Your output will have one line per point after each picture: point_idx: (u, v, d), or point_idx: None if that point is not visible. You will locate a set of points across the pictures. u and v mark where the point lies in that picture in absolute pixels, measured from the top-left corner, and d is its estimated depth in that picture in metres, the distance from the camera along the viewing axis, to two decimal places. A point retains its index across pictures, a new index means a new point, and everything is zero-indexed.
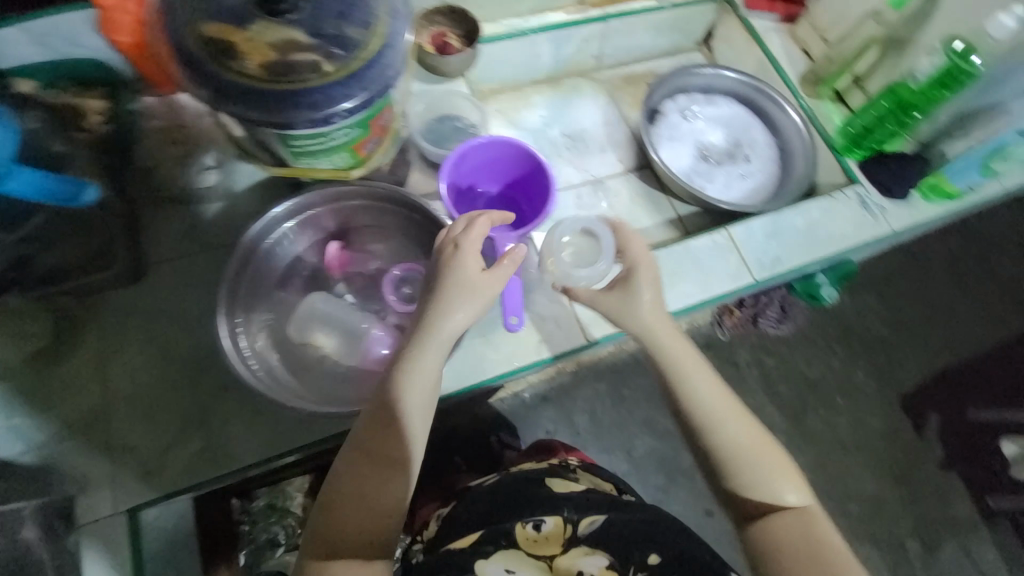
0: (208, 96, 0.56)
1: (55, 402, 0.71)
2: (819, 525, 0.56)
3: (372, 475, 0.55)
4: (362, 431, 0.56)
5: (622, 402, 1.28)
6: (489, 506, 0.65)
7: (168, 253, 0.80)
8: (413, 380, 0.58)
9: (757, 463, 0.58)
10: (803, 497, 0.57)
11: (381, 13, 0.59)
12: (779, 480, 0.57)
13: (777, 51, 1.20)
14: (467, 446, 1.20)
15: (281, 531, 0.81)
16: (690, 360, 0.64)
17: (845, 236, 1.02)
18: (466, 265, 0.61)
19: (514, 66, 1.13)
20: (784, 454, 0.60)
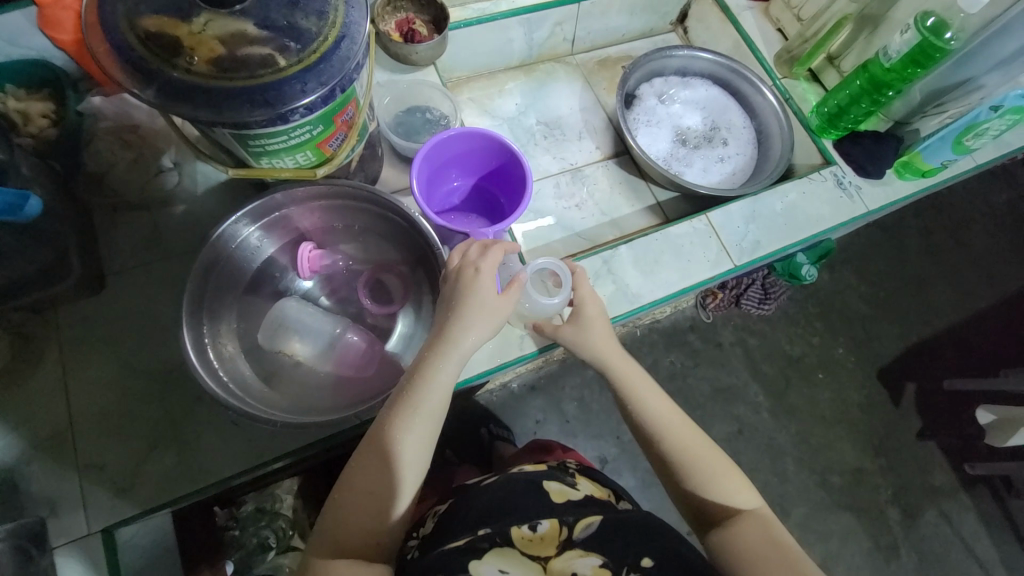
0: (153, 96, 0.52)
1: (18, 421, 0.67)
2: (773, 528, 0.57)
3: (382, 481, 0.54)
4: (374, 437, 0.56)
5: (609, 388, 1.29)
6: (486, 508, 0.63)
7: (129, 260, 0.76)
8: (427, 397, 0.56)
9: (709, 471, 0.60)
10: (756, 507, 0.59)
11: (336, 1, 0.56)
12: (730, 491, 0.59)
13: (751, 30, 1.19)
14: (457, 440, 1.20)
15: (272, 534, 0.87)
16: (645, 378, 0.65)
17: (823, 217, 1.02)
18: (487, 284, 0.59)
19: (486, 52, 1.10)
20: (737, 465, 0.61)
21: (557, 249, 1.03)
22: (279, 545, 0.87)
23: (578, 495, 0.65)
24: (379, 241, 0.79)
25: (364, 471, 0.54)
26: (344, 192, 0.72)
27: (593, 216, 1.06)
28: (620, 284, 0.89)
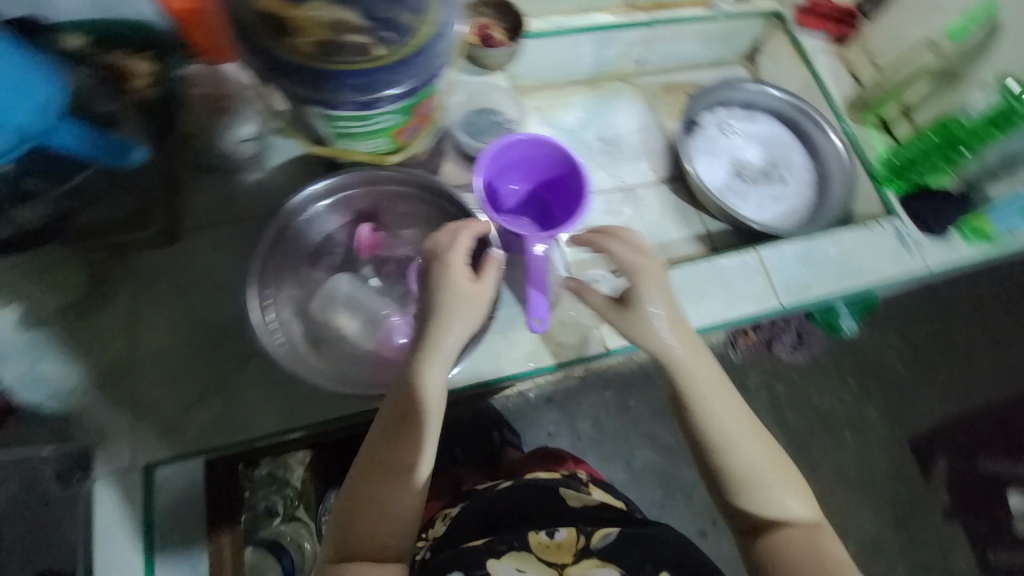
0: (261, 68, 0.57)
1: (85, 352, 0.73)
2: (824, 537, 0.59)
3: (384, 485, 0.58)
4: (371, 451, 0.59)
5: (627, 412, 1.28)
6: (502, 516, 0.65)
7: (201, 218, 0.81)
8: (415, 403, 0.59)
9: (767, 477, 0.60)
10: (810, 509, 0.60)
11: (434, 0, 0.59)
12: (789, 492, 0.60)
13: (824, 71, 1.18)
14: (468, 439, 1.19)
15: (279, 501, 0.94)
16: (704, 365, 0.64)
17: (878, 270, 1.00)
18: (457, 276, 0.61)
19: (556, 64, 1.12)
20: (790, 467, 0.62)
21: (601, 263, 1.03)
22: (284, 512, 0.94)
23: (595, 502, 0.67)
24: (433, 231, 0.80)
25: (366, 483, 0.57)
26: (410, 179, 0.77)
27: (640, 236, 1.07)
28: None
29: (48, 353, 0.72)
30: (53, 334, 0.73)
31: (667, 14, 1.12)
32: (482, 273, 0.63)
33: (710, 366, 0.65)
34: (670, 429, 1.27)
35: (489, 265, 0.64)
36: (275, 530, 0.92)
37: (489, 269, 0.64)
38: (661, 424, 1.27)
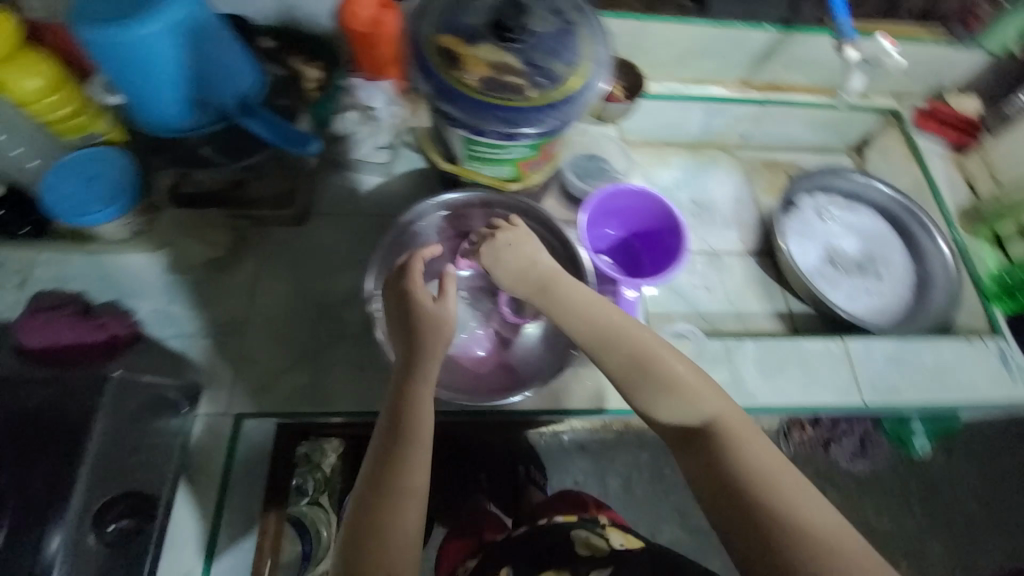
0: (428, 90, 0.65)
1: (209, 304, 0.83)
2: (732, 421, 0.59)
3: (383, 512, 0.55)
4: (365, 479, 0.58)
5: (661, 478, 1.24)
6: (515, 552, 0.77)
7: (327, 208, 0.92)
8: (400, 428, 0.59)
9: (657, 378, 0.62)
10: (711, 397, 0.61)
11: (586, 59, 0.66)
12: (693, 389, 0.61)
13: (939, 175, 1.16)
14: (496, 466, 1.18)
15: (310, 483, 0.97)
16: (582, 295, 0.67)
17: (976, 388, 0.94)
18: (419, 301, 0.66)
19: (663, 126, 1.17)
20: (687, 368, 0.62)
21: (676, 319, 1.03)
22: (311, 494, 0.98)
23: (605, 548, 0.75)
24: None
25: (361, 512, 0.56)
26: (534, 213, 0.81)
27: (720, 303, 1.07)
28: (737, 376, 0.88)
29: (182, 297, 0.83)
30: (191, 281, 0.84)
31: (781, 96, 1.15)
32: (441, 295, 0.67)
33: (595, 298, 0.67)
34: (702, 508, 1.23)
35: (447, 281, 0.67)
36: (299, 509, 0.96)
37: (449, 286, 0.67)
38: (693, 501, 1.23)
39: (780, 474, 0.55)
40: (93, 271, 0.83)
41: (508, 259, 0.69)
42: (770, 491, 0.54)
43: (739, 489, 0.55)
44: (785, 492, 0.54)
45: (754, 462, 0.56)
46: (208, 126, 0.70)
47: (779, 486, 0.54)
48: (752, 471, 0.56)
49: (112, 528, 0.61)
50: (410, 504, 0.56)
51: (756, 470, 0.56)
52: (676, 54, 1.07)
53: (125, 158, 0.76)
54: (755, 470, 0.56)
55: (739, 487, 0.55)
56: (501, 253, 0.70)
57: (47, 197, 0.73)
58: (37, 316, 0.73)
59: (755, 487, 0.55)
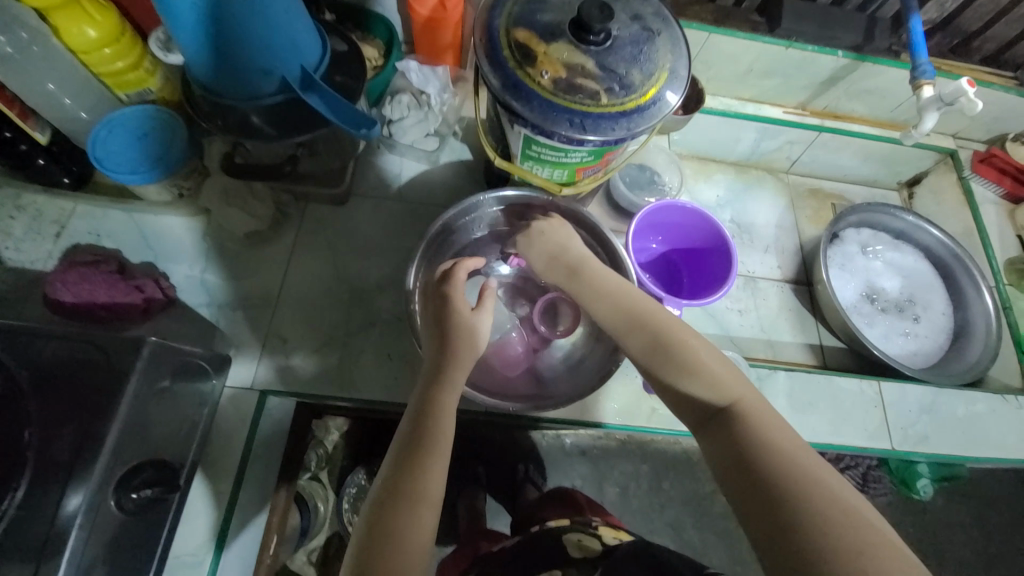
0: (497, 84, 0.62)
1: (242, 275, 0.82)
2: (758, 406, 0.53)
3: (398, 516, 0.50)
4: (384, 482, 0.53)
5: (659, 493, 1.22)
6: (504, 565, 0.68)
7: (369, 190, 0.90)
8: (424, 428, 0.56)
9: (676, 357, 0.58)
10: (732, 379, 0.55)
11: (662, 69, 0.64)
12: (714, 370, 0.56)
13: (989, 224, 1.13)
14: (496, 462, 1.17)
15: (313, 458, 0.96)
16: (608, 283, 0.67)
17: (1006, 446, 0.92)
18: (458, 309, 0.65)
19: (713, 142, 1.14)
20: (708, 351, 0.58)
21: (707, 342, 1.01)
22: (313, 469, 0.97)
23: (598, 549, 0.66)
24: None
25: (376, 513, 0.51)
26: (591, 227, 0.79)
27: (752, 329, 1.04)
28: None
29: (216, 266, 0.82)
30: (227, 251, 0.83)
31: (838, 125, 1.12)
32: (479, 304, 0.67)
33: (621, 288, 0.66)
34: (697, 528, 1.21)
35: (486, 294, 0.68)
36: (300, 484, 0.95)
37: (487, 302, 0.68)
38: (688, 519, 1.21)
39: (809, 464, 0.48)
40: (131, 230, 0.82)
41: (539, 249, 0.73)
42: (792, 477, 0.47)
43: (755, 475, 0.48)
44: (813, 480, 0.46)
45: (778, 447, 0.49)
46: (264, 98, 0.67)
47: (802, 470, 0.47)
48: (774, 451, 0.49)
49: (135, 496, 0.59)
50: (427, 511, 0.51)
51: (780, 455, 0.48)
52: (738, 71, 1.05)
53: (175, 119, 0.76)
54: (775, 454, 0.49)
55: (756, 473, 0.48)
56: (537, 243, 0.73)
57: (94, 151, 0.73)
58: (72, 272, 0.71)
59: (774, 470, 0.48)
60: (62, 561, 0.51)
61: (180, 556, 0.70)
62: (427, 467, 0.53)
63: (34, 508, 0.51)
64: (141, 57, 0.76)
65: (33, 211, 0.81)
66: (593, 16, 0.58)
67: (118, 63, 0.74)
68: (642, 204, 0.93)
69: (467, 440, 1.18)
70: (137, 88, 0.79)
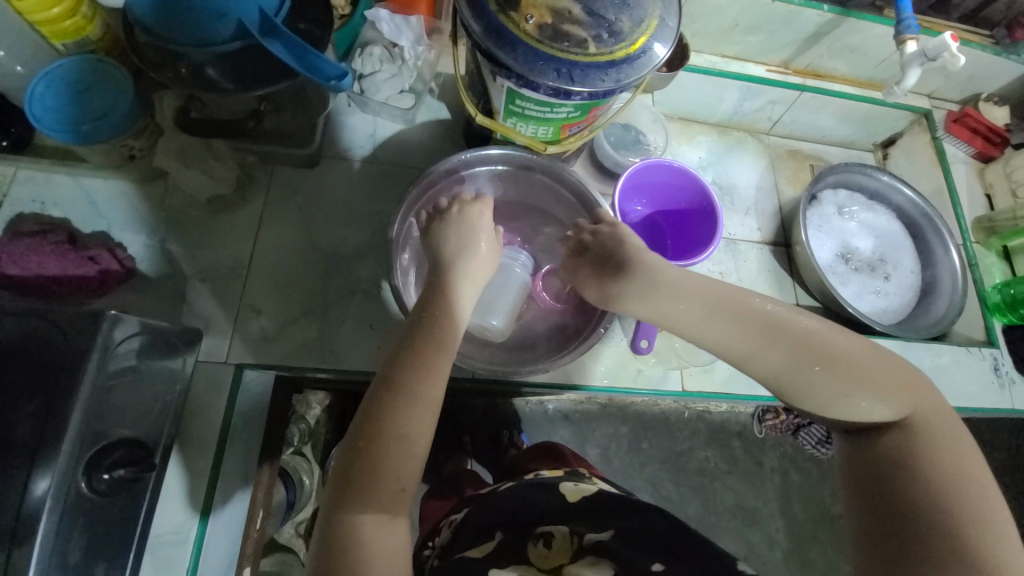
0: (478, 31, 0.58)
1: (207, 245, 0.77)
2: (931, 421, 0.52)
3: (395, 421, 0.50)
4: (378, 390, 0.53)
5: (638, 452, 1.25)
6: (501, 515, 0.66)
7: (341, 152, 0.85)
8: (435, 324, 0.57)
9: (835, 371, 0.54)
10: (908, 391, 0.53)
11: (652, 15, 0.61)
12: (879, 380, 0.53)
13: (960, 183, 1.16)
14: (480, 429, 1.18)
15: (295, 434, 0.94)
16: (717, 292, 0.60)
17: (969, 395, 0.98)
18: (478, 221, 0.67)
19: (696, 102, 1.12)
20: (865, 352, 0.55)
21: None
22: (296, 444, 0.95)
23: (594, 489, 0.68)
24: None
25: (370, 411, 0.51)
26: (581, 193, 0.77)
27: None
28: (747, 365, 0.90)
29: (179, 234, 0.77)
30: (189, 218, 0.77)
31: (820, 84, 1.11)
32: (471, 202, 0.69)
33: (723, 299, 0.59)
34: (676, 482, 1.26)
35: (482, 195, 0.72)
36: (283, 458, 0.93)
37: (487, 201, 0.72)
38: (667, 475, 1.26)
39: (981, 491, 0.49)
40: (78, 196, 0.75)
41: (593, 255, 0.69)
42: (960, 501, 0.48)
43: (925, 502, 0.49)
44: (984, 510, 0.48)
45: (949, 468, 0.50)
46: (219, 45, 0.60)
47: (961, 487, 0.49)
48: (937, 471, 0.50)
49: (107, 477, 0.55)
50: (423, 412, 0.52)
51: (953, 482, 0.49)
52: (723, 25, 1.01)
53: (120, 72, 0.68)
54: (946, 476, 0.49)
55: (921, 498, 0.49)
56: (588, 253, 0.69)
57: (31, 108, 0.65)
58: (17, 243, 0.65)
59: (943, 498, 0.48)
60: (33, 548, 0.48)
61: (162, 536, 0.68)
62: (431, 367, 0.53)
63: None
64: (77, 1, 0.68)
65: None
66: None
67: (52, 8, 0.66)
68: (626, 164, 0.92)
69: (451, 408, 1.18)
70: (74, 38, 0.71)
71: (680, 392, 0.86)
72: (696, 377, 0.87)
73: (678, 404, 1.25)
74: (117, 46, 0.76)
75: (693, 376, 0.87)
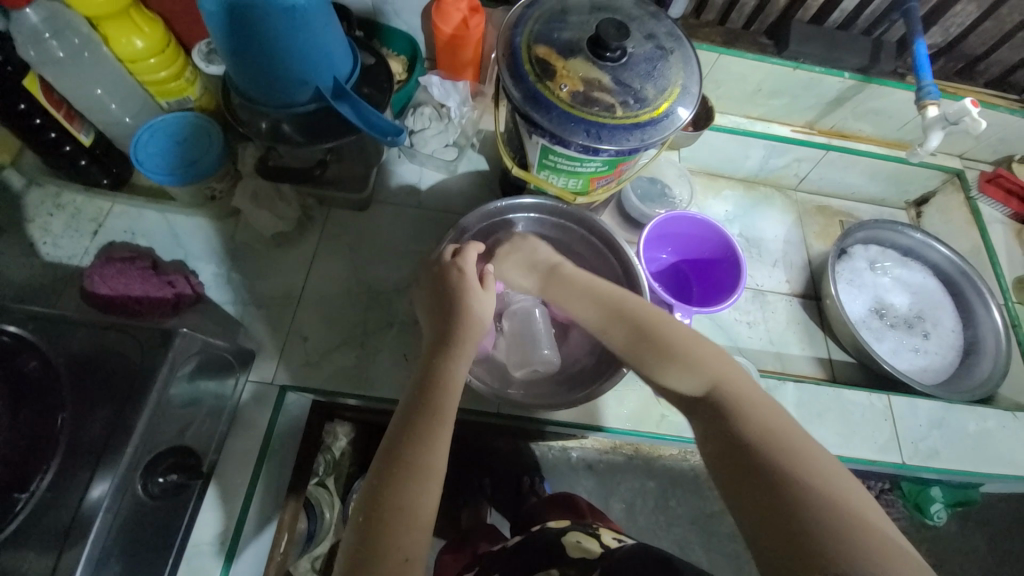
0: (518, 97, 0.66)
1: (264, 276, 0.85)
2: (738, 383, 0.59)
3: (400, 488, 0.53)
4: (385, 459, 0.56)
5: (666, 511, 1.21)
6: (502, 563, 0.71)
7: (389, 197, 0.94)
8: (433, 397, 0.60)
9: (659, 343, 0.64)
10: (714, 359, 0.61)
11: (675, 84, 0.67)
12: (695, 355, 0.61)
13: (999, 244, 1.14)
14: (501, 473, 1.18)
15: (321, 465, 0.98)
16: (580, 277, 0.74)
17: (1017, 463, 0.92)
18: (466, 281, 0.70)
19: (722, 158, 1.17)
20: (683, 331, 0.65)
21: None
22: (322, 474, 0.98)
23: (596, 550, 0.67)
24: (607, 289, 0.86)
25: (381, 479, 0.54)
26: (603, 235, 0.82)
27: (761, 341, 1.05)
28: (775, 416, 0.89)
29: (241, 266, 0.85)
30: (252, 251, 0.87)
31: (845, 144, 1.15)
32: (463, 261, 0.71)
33: (586, 286, 0.72)
34: (706, 546, 1.20)
35: (466, 248, 0.73)
36: (309, 489, 0.96)
37: (472, 255, 0.72)
38: (696, 538, 1.20)
39: (795, 438, 0.52)
40: (161, 230, 0.86)
41: (514, 262, 0.79)
42: (767, 449, 0.52)
43: (749, 453, 0.52)
44: (797, 456, 0.50)
45: (756, 419, 0.54)
46: (297, 106, 0.72)
47: (776, 440, 0.52)
48: (749, 425, 0.54)
49: (161, 481, 0.61)
50: (428, 479, 0.54)
51: (760, 432, 0.53)
52: (747, 90, 1.08)
53: (212, 127, 0.80)
54: (753, 425, 0.54)
55: (737, 449, 0.53)
56: (511, 258, 0.79)
57: (136, 153, 0.77)
58: (109, 266, 0.74)
59: (760, 446, 0.52)
60: (84, 548, 0.52)
61: (199, 546, 0.72)
62: (434, 435, 0.57)
63: (63, 492, 0.54)
64: (183, 68, 0.82)
65: (71, 209, 0.86)
66: (609, 35, 0.62)
67: (161, 72, 0.80)
68: (652, 214, 0.97)
69: (476, 449, 1.19)
70: (177, 97, 0.85)
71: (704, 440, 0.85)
72: None
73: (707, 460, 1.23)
74: (211, 105, 0.89)
75: None
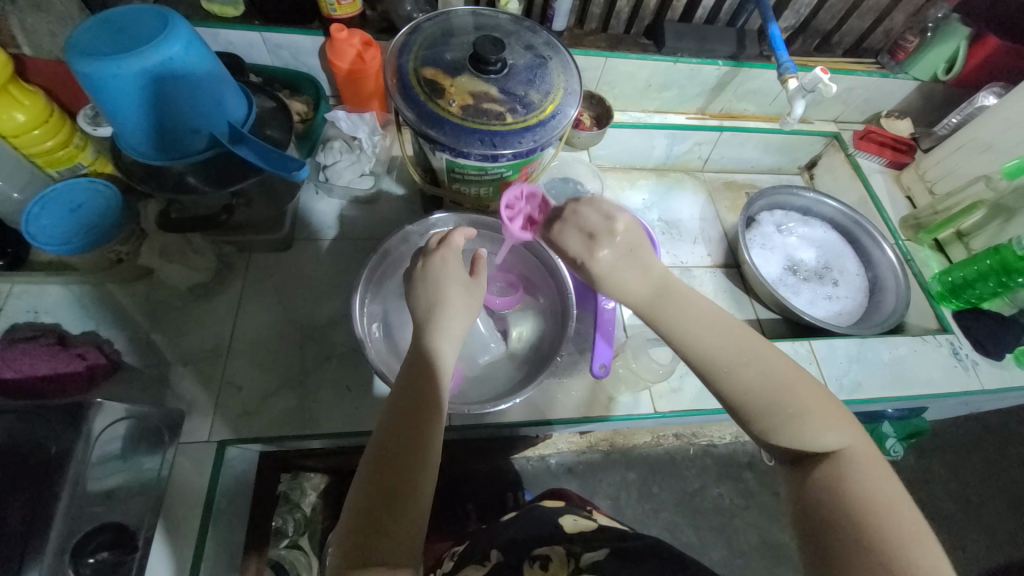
0: (413, 118, 0.69)
1: (187, 331, 0.83)
2: (864, 457, 0.54)
3: (392, 482, 0.53)
4: (376, 447, 0.55)
5: (650, 497, 1.24)
6: (496, 534, 0.71)
7: (311, 233, 0.94)
8: (419, 395, 0.57)
9: (790, 399, 0.56)
10: (843, 423, 0.56)
11: (557, 87, 0.73)
12: (825, 418, 0.55)
13: (881, 189, 1.28)
14: (483, 494, 1.16)
15: (289, 522, 0.98)
16: (697, 307, 0.61)
17: (934, 382, 1.01)
18: (448, 266, 0.66)
19: (630, 152, 1.26)
20: (818, 390, 0.57)
21: None
22: (291, 535, 0.98)
23: (593, 525, 0.71)
24: (533, 283, 0.91)
25: (371, 476, 0.53)
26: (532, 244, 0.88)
27: None
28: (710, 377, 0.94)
29: (162, 325, 0.82)
30: (171, 309, 0.84)
31: (736, 123, 1.26)
32: (447, 240, 0.69)
33: (705, 313, 0.61)
34: (693, 523, 1.23)
35: (452, 234, 0.70)
36: (276, 553, 0.96)
37: (459, 242, 0.70)
38: (683, 519, 1.23)
39: (915, 530, 0.49)
40: (68, 302, 0.82)
41: (619, 266, 0.63)
42: (887, 533, 0.49)
43: (861, 534, 0.49)
44: (915, 551, 0.48)
45: (881, 502, 0.51)
46: (193, 155, 0.72)
47: (896, 530, 0.49)
48: (870, 506, 0.51)
49: (92, 561, 0.57)
50: (417, 472, 0.54)
51: (877, 513, 0.50)
52: (638, 86, 1.17)
53: (109, 189, 0.79)
54: (879, 511, 0.50)
55: (840, 521, 0.51)
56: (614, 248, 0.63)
57: (28, 228, 0.74)
58: (11, 348, 0.70)
59: (876, 530, 0.49)
60: None
61: None
62: (418, 426, 0.55)
63: None
64: (70, 134, 0.81)
65: None
66: (487, 51, 0.68)
67: (47, 141, 0.78)
68: None
69: (453, 475, 1.17)
70: (68, 164, 0.83)
71: (653, 414, 0.89)
72: (670, 399, 0.90)
73: (680, 440, 1.28)
74: (108, 168, 0.88)
75: (663, 397, 0.90)
